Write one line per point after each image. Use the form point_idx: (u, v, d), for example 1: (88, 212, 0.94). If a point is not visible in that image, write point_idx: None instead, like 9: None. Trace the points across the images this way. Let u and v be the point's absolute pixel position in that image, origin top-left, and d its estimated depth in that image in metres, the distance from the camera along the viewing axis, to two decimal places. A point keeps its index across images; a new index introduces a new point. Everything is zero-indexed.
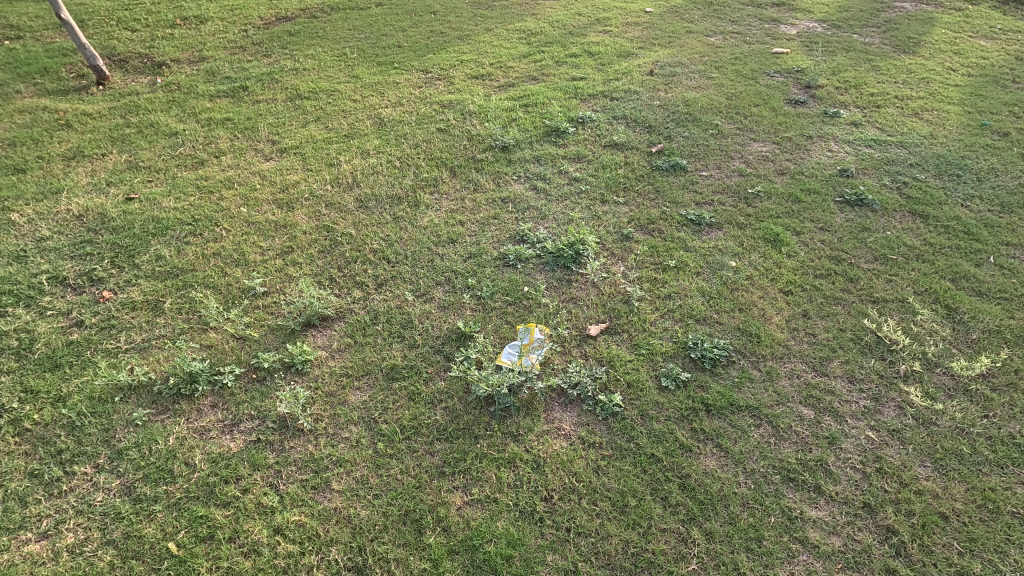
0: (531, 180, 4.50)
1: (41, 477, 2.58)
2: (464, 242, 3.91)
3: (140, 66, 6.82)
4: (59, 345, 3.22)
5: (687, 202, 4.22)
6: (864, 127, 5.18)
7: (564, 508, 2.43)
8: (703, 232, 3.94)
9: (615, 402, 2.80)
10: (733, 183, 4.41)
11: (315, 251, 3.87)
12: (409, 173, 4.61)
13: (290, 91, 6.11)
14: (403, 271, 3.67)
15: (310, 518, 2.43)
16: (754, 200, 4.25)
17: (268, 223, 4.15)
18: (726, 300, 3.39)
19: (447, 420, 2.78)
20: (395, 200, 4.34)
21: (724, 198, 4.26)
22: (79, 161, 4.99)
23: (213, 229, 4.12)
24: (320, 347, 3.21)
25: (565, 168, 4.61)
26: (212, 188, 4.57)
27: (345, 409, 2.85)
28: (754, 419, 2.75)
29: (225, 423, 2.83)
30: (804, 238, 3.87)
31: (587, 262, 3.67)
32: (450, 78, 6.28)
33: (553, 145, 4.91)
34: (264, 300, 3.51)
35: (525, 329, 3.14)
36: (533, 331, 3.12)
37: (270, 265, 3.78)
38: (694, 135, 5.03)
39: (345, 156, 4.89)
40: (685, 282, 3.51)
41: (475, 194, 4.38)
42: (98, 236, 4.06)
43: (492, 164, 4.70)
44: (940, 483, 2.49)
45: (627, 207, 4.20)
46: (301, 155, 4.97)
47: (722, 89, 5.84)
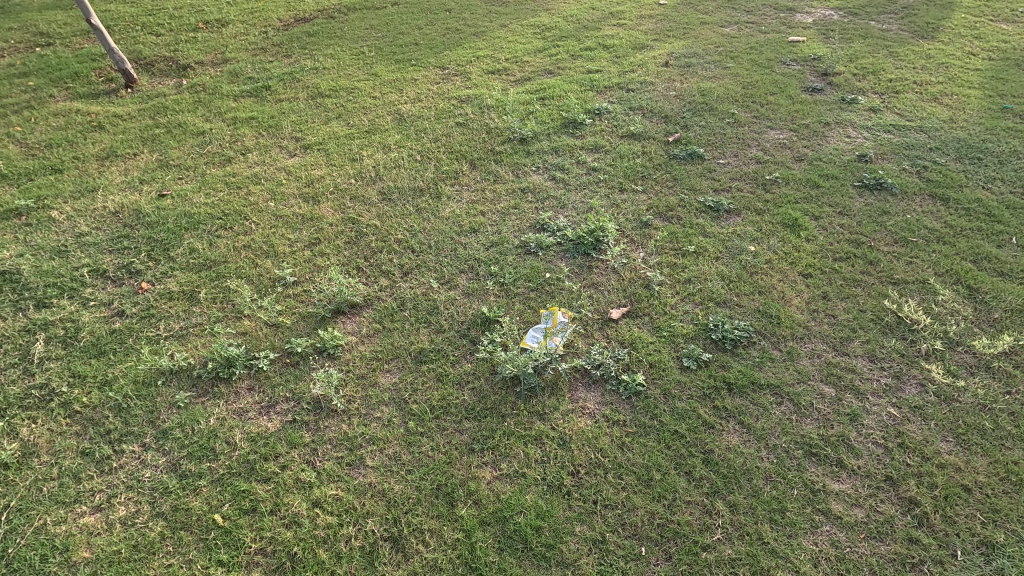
0: (551, 171, 4.57)
1: (92, 455, 2.72)
2: (487, 231, 4.00)
3: (166, 69, 7.03)
4: (102, 333, 3.37)
5: (705, 190, 4.26)
6: (882, 113, 5.16)
7: (591, 482, 2.50)
8: (722, 218, 3.99)
9: (638, 381, 2.87)
10: (751, 170, 4.45)
11: (341, 242, 3.99)
12: (430, 166, 4.71)
13: (312, 90, 6.25)
14: (428, 260, 3.78)
15: (347, 492, 2.53)
16: (772, 185, 4.28)
17: (296, 217, 4.28)
18: (746, 283, 3.44)
19: (475, 400, 2.87)
20: (418, 192, 4.44)
21: (742, 185, 4.30)
22: (113, 161, 5.18)
23: (243, 223, 4.26)
24: (350, 332, 3.32)
25: (584, 159, 4.67)
26: (240, 185, 4.73)
27: (376, 391, 2.96)
28: (775, 397, 2.80)
29: (262, 405, 2.95)
30: (823, 222, 3.90)
31: (607, 249, 3.73)
32: (467, 74, 6.37)
33: (570, 136, 4.98)
34: (295, 289, 3.64)
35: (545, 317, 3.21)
36: (555, 315, 3.18)
37: (299, 257, 3.90)
38: (711, 124, 5.06)
39: (367, 151, 5.01)
40: (705, 266, 3.57)
41: (495, 185, 4.47)
42: (134, 231, 4.22)
43: (511, 155, 4.77)
44: (963, 456, 2.53)
45: (646, 195, 4.25)
46: (324, 150, 5.10)
47: (739, 78, 5.85)
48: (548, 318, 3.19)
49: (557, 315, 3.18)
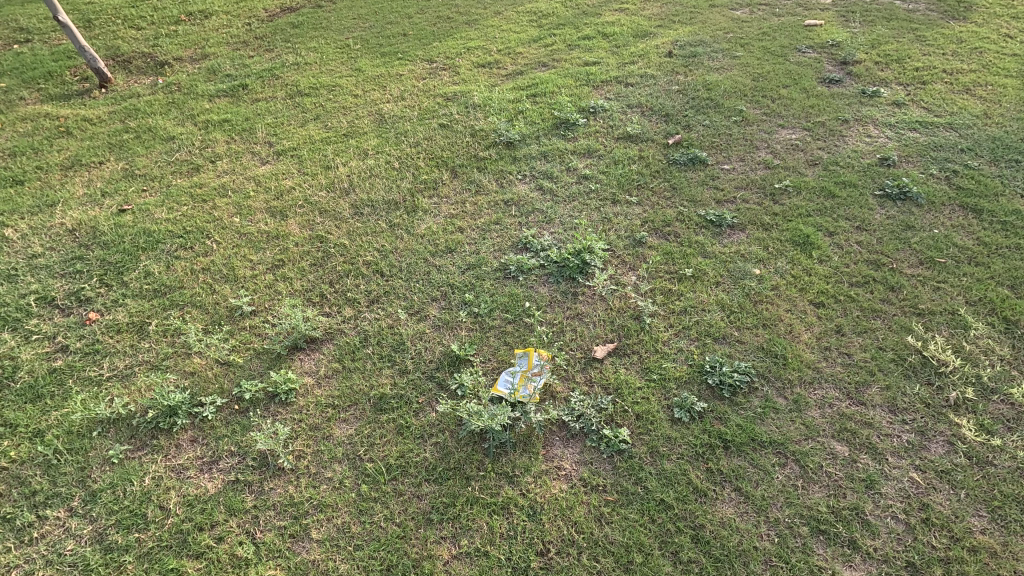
0: (538, 180, 4.19)
1: (13, 522, 2.46)
2: (464, 251, 3.65)
3: (143, 67, 6.70)
4: (41, 373, 3.10)
5: (707, 201, 3.86)
6: (907, 107, 4.68)
7: (562, 565, 2.18)
8: (724, 234, 3.59)
9: (621, 437, 2.53)
10: (758, 177, 4.03)
11: (306, 264, 3.67)
12: (408, 175, 4.35)
13: (291, 88, 5.89)
14: (398, 285, 3.44)
15: (286, 573, 2.25)
16: (782, 195, 3.86)
17: (260, 234, 3.96)
18: (749, 314, 3.06)
19: (437, 458, 2.56)
20: (393, 205, 4.09)
21: (748, 194, 3.89)
22: (77, 170, 4.89)
23: (204, 242, 3.96)
24: (306, 372, 3.01)
25: (574, 165, 4.28)
26: (206, 197, 4.41)
27: (329, 446, 2.66)
28: (778, 457, 2.44)
29: (204, 461, 2.66)
30: (838, 239, 3.49)
31: (595, 274, 3.36)
32: (455, 67, 5.95)
33: (561, 138, 4.58)
34: (252, 320, 3.33)
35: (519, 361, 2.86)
36: (533, 356, 2.84)
37: (260, 282, 3.59)
38: (716, 123, 4.63)
39: (342, 157, 4.65)
40: (703, 294, 3.19)
41: (476, 197, 4.10)
42: (89, 251, 3.94)
43: (496, 162, 4.39)
44: (999, 537, 2.16)
45: (641, 207, 3.86)
46: (298, 157, 4.75)
47: (748, 69, 5.37)
48: (525, 361, 2.84)
49: (534, 355, 2.83)
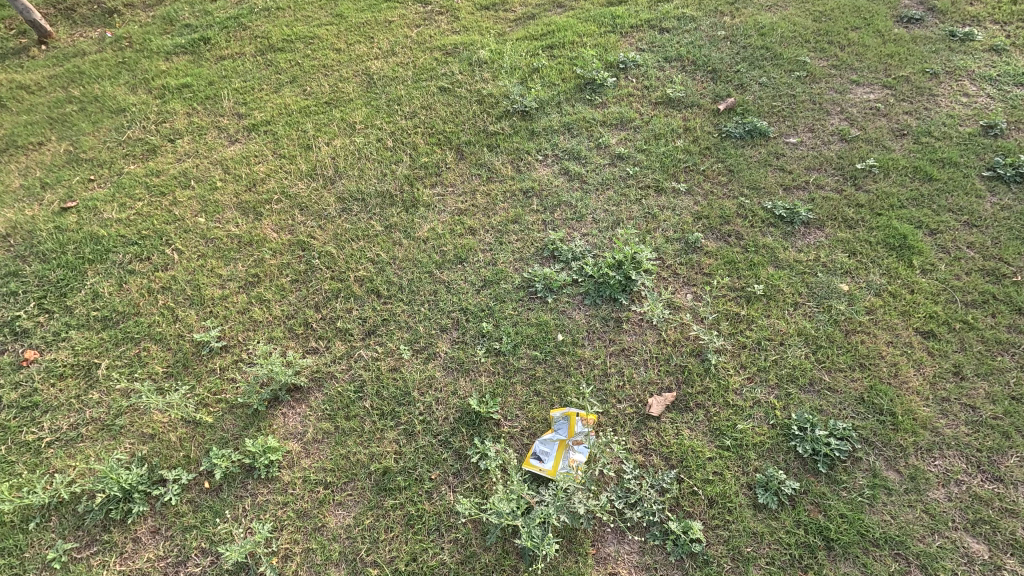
0: (562, 161, 3.44)
1: None
2: (478, 261, 2.98)
3: (88, 15, 5.70)
4: None
5: (773, 188, 3.14)
6: (1008, 54, 3.83)
7: None
8: (798, 234, 2.91)
9: (694, 535, 1.98)
10: (834, 153, 3.28)
11: (286, 281, 3.02)
12: (404, 157, 3.60)
13: (261, 41, 4.98)
14: (399, 311, 2.81)
15: None
16: (866, 179, 3.13)
17: (230, 240, 3.28)
18: (840, 350, 2.44)
19: (459, 562, 2.03)
20: (388, 198, 3.38)
21: (823, 178, 3.16)
22: (12, 154, 4.12)
23: (163, 251, 3.28)
24: (291, 434, 2.44)
25: (606, 140, 3.51)
26: (165, 189, 3.68)
27: (323, 542, 2.13)
28: (898, 562, 1.91)
29: (168, 563, 2.14)
30: (943, 240, 2.80)
31: (645, 297, 2.72)
32: (454, 11, 5.01)
33: (588, 105, 3.78)
34: (223, 361, 2.73)
35: (554, 427, 2.29)
36: (573, 422, 2.26)
37: (231, 306, 2.96)
38: (774, 80, 3.80)
39: (324, 134, 3.88)
40: (779, 321, 2.56)
41: (488, 185, 3.38)
42: (25, 265, 3.27)
43: (510, 138, 3.63)
44: None
45: (691, 198, 3.15)
46: (272, 134, 3.98)
47: (808, 7, 4.44)
48: (562, 427, 2.28)
49: (575, 421, 2.26)
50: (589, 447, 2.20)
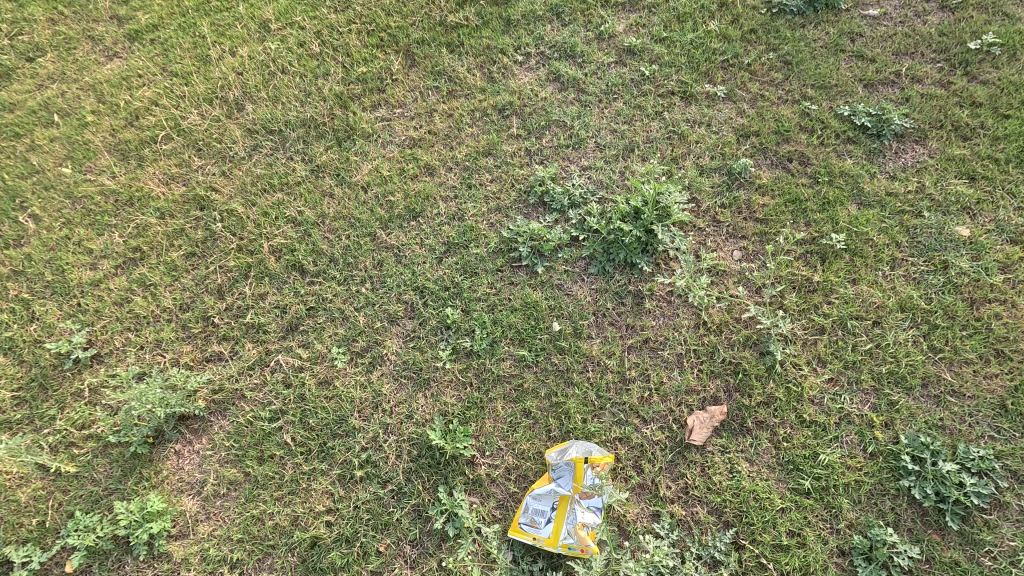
0: (551, 60, 2.47)
1: None
2: (438, 216, 2.15)
3: None
4: None
5: (850, 85, 2.21)
6: None
7: None
8: (888, 152, 2.04)
9: None
10: (937, 25, 2.29)
11: (179, 257, 2.20)
12: (334, 66, 2.62)
13: None
14: (331, 295, 2.02)
15: None
16: (985, 63, 2.19)
17: (104, 199, 2.40)
18: (965, 331, 1.67)
19: None
20: (313, 128, 2.45)
21: (922, 66, 2.21)
22: None
23: (14, 218, 2.40)
24: (187, 485, 1.76)
25: (611, 25, 2.50)
26: (17, 127, 2.71)
27: None
28: None
29: None
30: None
31: (676, 262, 1.90)
32: None
33: None
34: (93, 378, 1.97)
35: (552, 474, 1.59)
36: (579, 465, 1.56)
37: (105, 295, 2.15)
38: None
39: (227, 38, 2.84)
40: (871, 289, 1.77)
41: (449, 102, 2.44)
42: None
43: (477, 30, 2.61)
44: None
45: (734, 106, 2.23)
46: (159, 41, 2.93)
47: None
48: (565, 473, 1.58)
49: (581, 462, 1.56)
50: (604, 498, 1.50)
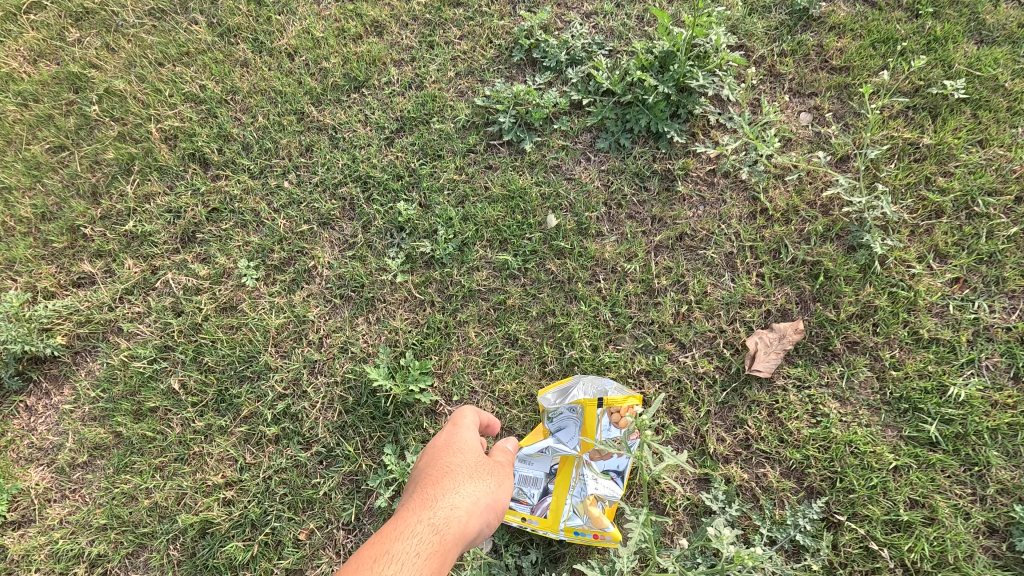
0: None
1: None
2: (388, 84, 1.55)
3: None
4: None
5: None
6: None
7: None
8: None
9: None
10: None
11: (37, 148, 1.61)
12: None
13: None
14: (241, 193, 1.46)
15: None
16: None
17: None
18: None
19: None
20: None
21: None
22: None
23: None
24: (34, 452, 1.25)
25: None
26: None
27: None
28: None
29: None
30: None
31: (722, 133, 1.34)
32: None
33: None
34: None
35: (550, 426, 1.06)
36: (585, 413, 1.00)
37: None
38: None
39: None
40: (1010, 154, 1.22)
41: None
42: None
43: None
44: None
45: None
46: None
47: None
48: (568, 425, 1.04)
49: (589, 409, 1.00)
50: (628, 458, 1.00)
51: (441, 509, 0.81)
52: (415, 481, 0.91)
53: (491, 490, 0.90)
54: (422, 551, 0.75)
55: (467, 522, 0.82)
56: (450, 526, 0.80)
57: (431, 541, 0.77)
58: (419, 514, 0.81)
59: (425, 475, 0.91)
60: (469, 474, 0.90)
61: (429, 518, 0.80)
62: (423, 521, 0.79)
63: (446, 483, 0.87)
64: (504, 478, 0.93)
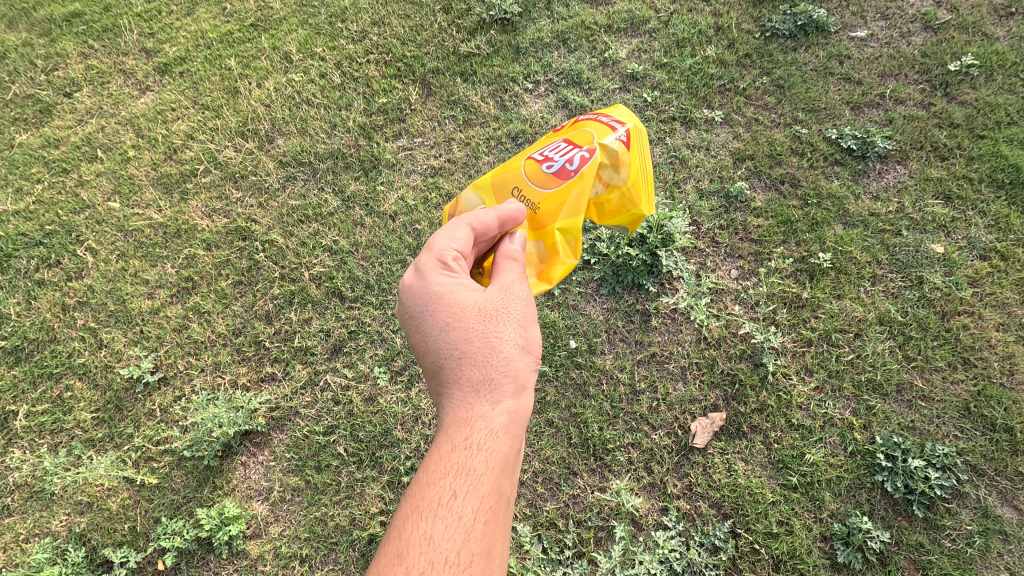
0: (559, 91, 2.63)
1: None
2: None
3: None
4: None
5: (836, 107, 2.41)
6: None
7: None
8: (872, 175, 2.24)
9: None
10: (914, 52, 2.49)
11: (228, 285, 2.44)
12: (357, 100, 2.83)
13: None
14: (369, 320, 2.25)
15: None
16: (960, 85, 2.38)
17: (154, 231, 2.65)
18: (935, 339, 1.90)
19: None
20: (341, 159, 2.67)
21: (904, 88, 2.41)
22: None
23: (75, 252, 2.65)
24: (254, 491, 2.03)
25: (616, 57, 2.67)
26: (68, 166, 2.93)
27: None
28: None
29: None
30: None
31: (678, 282, 2.10)
32: None
33: (587, 4, 2.86)
34: (164, 399, 2.24)
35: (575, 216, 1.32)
36: (562, 236, 1.31)
37: (164, 323, 2.40)
38: None
39: (254, 74, 3.04)
40: (852, 303, 1.99)
41: (468, 130, 2.63)
42: None
43: (489, 61, 2.78)
44: None
45: (731, 130, 2.42)
46: (190, 76, 3.14)
47: None
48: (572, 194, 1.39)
49: (565, 213, 1.31)
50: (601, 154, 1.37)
51: (471, 430, 1.04)
52: (445, 372, 1.12)
53: (505, 365, 1.11)
54: (458, 493, 0.97)
55: (495, 441, 1.04)
56: (486, 443, 1.03)
57: (470, 474, 0.99)
58: (452, 448, 1.03)
59: (451, 362, 1.11)
60: (484, 356, 1.11)
61: (462, 448, 1.02)
62: (459, 450, 1.02)
63: (472, 410, 1.07)
64: (513, 316, 1.16)
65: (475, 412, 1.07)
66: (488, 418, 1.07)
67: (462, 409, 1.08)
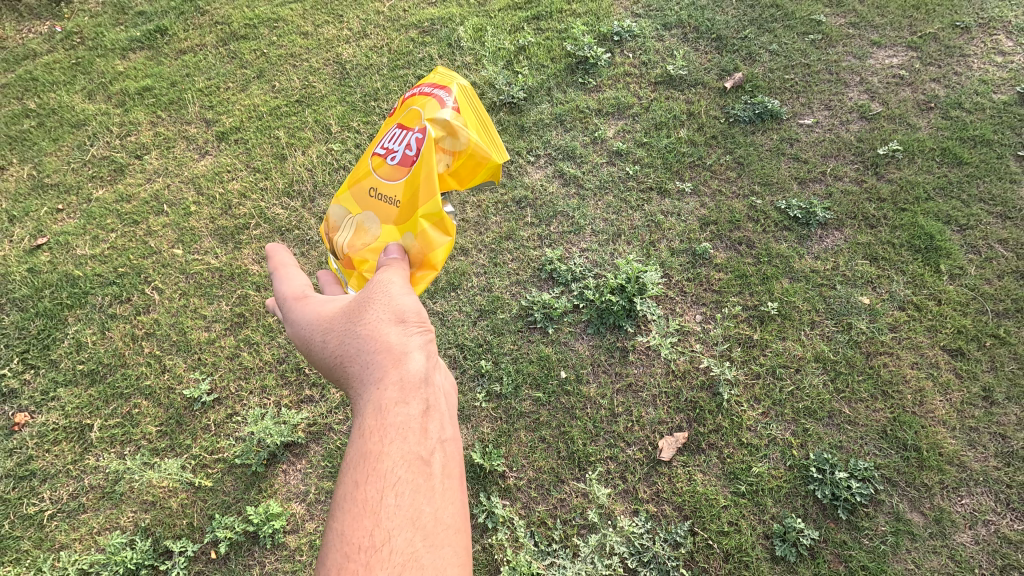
0: (556, 162, 3.13)
1: None
2: (473, 288, 2.73)
3: (35, 5, 4.72)
4: None
5: (786, 182, 2.90)
6: None
7: None
8: (814, 238, 2.70)
9: None
10: (852, 137, 2.99)
11: (275, 321, 2.88)
12: None
13: (221, 25, 4.36)
14: None
15: None
16: (888, 165, 2.87)
17: (211, 274, 3.12)
18: (860, 374, 2.31)
19: None
20: None
21: (842, 167, 2.90)
22: None
23: (143, 290, 3.11)
24: (294, 493, 2.43)
25: (605, 135, 3.19)
26: (137, 216, 3.42)
27: None
28: None
29: None
30: (971, 237, 2.59)
31: (651, 324, 2.53)
32: None
33: (581, 91, 3.42)
34: (218, 416, 2.64)
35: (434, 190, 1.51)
36: (427, 221, 1.47)
37: (219, 352, 2.83)
38: (786, 47, 3.41)
39: (299, 143, 3.59)
40: (794, 343, 2.41)
41: (479, 194, 3.05)
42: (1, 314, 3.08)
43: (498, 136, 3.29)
44: None
45: (699, 199, 2.91)
46: (243, 142, 3.67)
47: None
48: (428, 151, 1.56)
49: (423, 199, 1.47)
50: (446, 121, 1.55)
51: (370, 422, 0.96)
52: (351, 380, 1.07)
53: (377, 346, 1.05)
54: (370, 484, 0.89)
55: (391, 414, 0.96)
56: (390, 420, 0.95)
57: (380, 464, 0.90)
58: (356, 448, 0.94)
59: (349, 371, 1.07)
60: (366, 350, 1.06)
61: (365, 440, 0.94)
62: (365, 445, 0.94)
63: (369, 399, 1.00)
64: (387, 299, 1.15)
65: (373, 401, 0.99)
66: (375, 403, 0.98)
67: (364, 402, 1.00)
